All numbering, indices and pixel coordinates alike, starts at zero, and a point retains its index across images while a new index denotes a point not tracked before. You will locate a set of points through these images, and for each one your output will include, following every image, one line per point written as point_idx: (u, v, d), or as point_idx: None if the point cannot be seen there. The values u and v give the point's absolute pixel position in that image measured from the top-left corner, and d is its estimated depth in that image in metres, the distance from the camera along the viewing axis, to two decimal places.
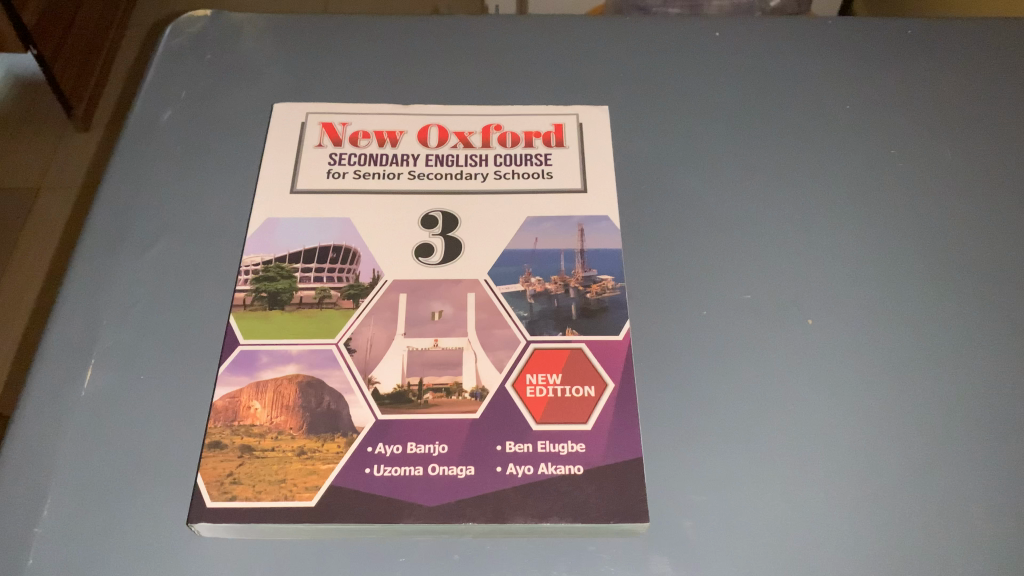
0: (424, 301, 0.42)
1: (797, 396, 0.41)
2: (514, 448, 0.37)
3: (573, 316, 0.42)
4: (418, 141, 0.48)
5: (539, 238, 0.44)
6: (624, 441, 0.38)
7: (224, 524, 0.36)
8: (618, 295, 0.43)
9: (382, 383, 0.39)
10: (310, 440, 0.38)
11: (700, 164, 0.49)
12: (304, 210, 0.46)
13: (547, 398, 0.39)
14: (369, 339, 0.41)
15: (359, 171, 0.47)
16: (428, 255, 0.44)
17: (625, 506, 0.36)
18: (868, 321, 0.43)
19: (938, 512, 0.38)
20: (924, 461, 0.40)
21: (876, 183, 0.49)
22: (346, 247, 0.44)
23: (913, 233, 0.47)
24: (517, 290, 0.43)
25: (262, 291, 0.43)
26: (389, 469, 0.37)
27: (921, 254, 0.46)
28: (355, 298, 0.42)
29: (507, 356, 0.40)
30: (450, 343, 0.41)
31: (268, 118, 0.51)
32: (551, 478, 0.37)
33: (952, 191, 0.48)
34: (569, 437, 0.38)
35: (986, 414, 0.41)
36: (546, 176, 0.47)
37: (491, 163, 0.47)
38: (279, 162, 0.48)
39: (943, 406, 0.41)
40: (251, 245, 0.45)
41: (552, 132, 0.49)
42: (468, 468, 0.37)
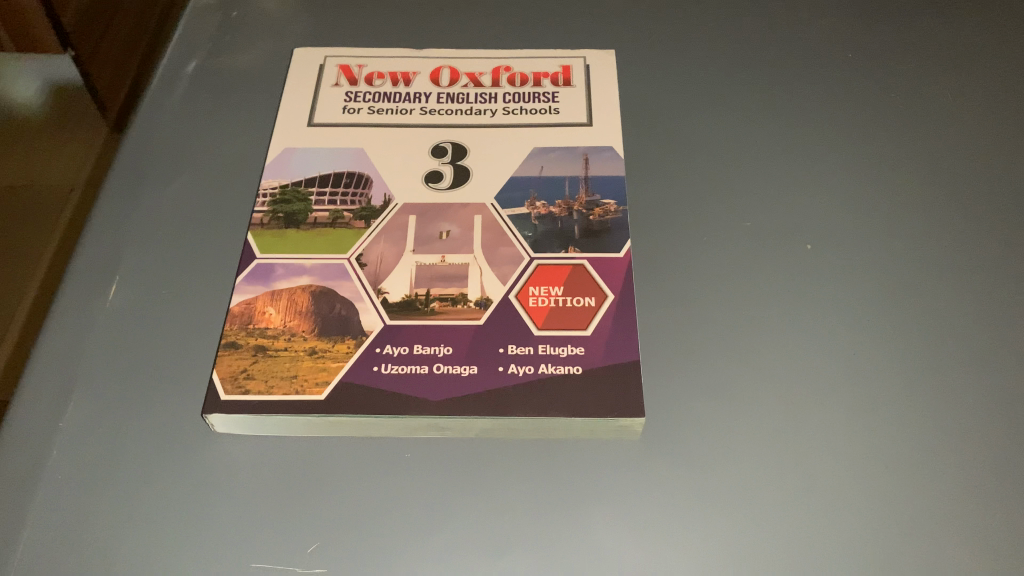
0: (434, 222, 0.44)
1: (796, 315, 0.42)
2: (516, 350, 0.39)
3: (576, 237, 0.43)
4: (429, 80, 0.50)
5: (544, 166, 0.46)
6: (622, 346, 0.39)
7: (237, 415, 0.38)
8: (621, 217, 0.44)
9: (390, 293, 0.41)
10: (321, 342, 0.40)
11: (704, 105, 0.50)
12: (319, 141, 0.48)
13: (549, 307, 0.40)
14: (379, 255, 0.42)
15: (373, 107, 0.49)
16: (437, 182, 0.46)
17: (623, 402, 0.37)
18: (867, 245, 0.44)
19: (939, 421, 0.38)
20: (924, 372, 0.40)
21: (882, 118, 0.49)
22: (359, 174, 0.46)
23: (917, 164, 0.47)
24: (522, 213, 0.44)
25: (279, 212, 0.45)
26: (397, 368, 0.38)
27: (926, 184, 0.46)
28: (367, 219, 0.44)
29: (512, 271, 0.42)
30: (457, 259, 0.42)
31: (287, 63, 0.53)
32: (551, 377, 0.38)
33: (957, 125, 0.49)
34: (568, 341, 0.39)
35: (988, 330, 0.41)
36: (553, 111, 0.48)
37: (500, 100, 0.49)
38: (295, 99, 0.50)
39: (944, 324, 0.41)
40: (269, 171, 0.47)
41: (560, 73, 0.50)
42: (471, 367, 0.38)
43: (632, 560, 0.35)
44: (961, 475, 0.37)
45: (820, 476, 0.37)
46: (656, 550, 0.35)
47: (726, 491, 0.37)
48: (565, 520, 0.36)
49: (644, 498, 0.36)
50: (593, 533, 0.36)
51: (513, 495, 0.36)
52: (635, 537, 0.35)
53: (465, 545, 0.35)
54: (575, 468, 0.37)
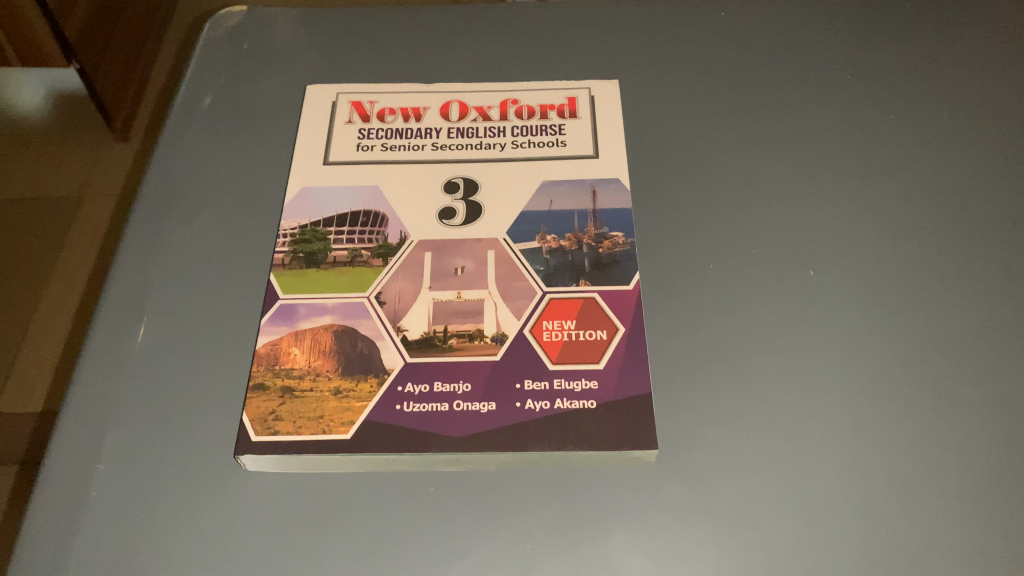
0: (448, 258, 0.45)
1: (804, 340, 0.43)
2: (532, 385, 0.40)
3: (586, 270, 0.44)
4: (439, 115, 0.52)
5: (553, 200, 0.47)
6: (635, 379, 0.40)
7: (269, 455, 0.40)
8: (629, 249, 0.45)
9: (410, 330, 0.43)
10: (345, 381, 0.41)
11: (708, 134, 0.51)
12: (336, 179, 0.49)
13: (563, 341, 0.42)
14: (397, 292, 0.44)
15: (386, 143, 0.51)
16: (450, 218, 0.47)
17: (635, 435, 0.39)
18: (870, 270, 0.45)
19: (944, 442, 0.40)
20: (929, 394, 0.41)
21: (881, 142, 0.50)
22: (375, 211, 0.47)
23: (917, 186, 0.48)
24: (534, 247, 0.46)
25: (299, 252, 0.46)
26: (418, 405, 0.40)
27: (926, 206, 0.48)
28: (384, 257, 0.46)
29: (525, 305, 0.43)
30: (472, 295, 0.44)
31: (299, 97, 0.55)
32: (567, 412, 0.40)
33: (953, 147, 0.50)
34: (583, 375, 0.41)
35: (988, 351, 0.42)
36: (561, 144, 0.50)
37: (509, 134, 0.51)
38: (311, 137, 0.52)
39: (944, 347, 0.43)
40: (288, 212, 0.48)
41: (566, 104, 0.52)
42: (490, 403, 0.40)
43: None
44: (964, 496, 0.38)
45: (830, 499, 0.38)
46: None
47: (737, 518, 0.38)
48: (583, 548, 0.37)
49: (659, 525, 0.38)
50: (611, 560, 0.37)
51: (533, 524, 0.38)
52: (651, 563, 0.37)
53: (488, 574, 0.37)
54: (592, 496, 0.39)
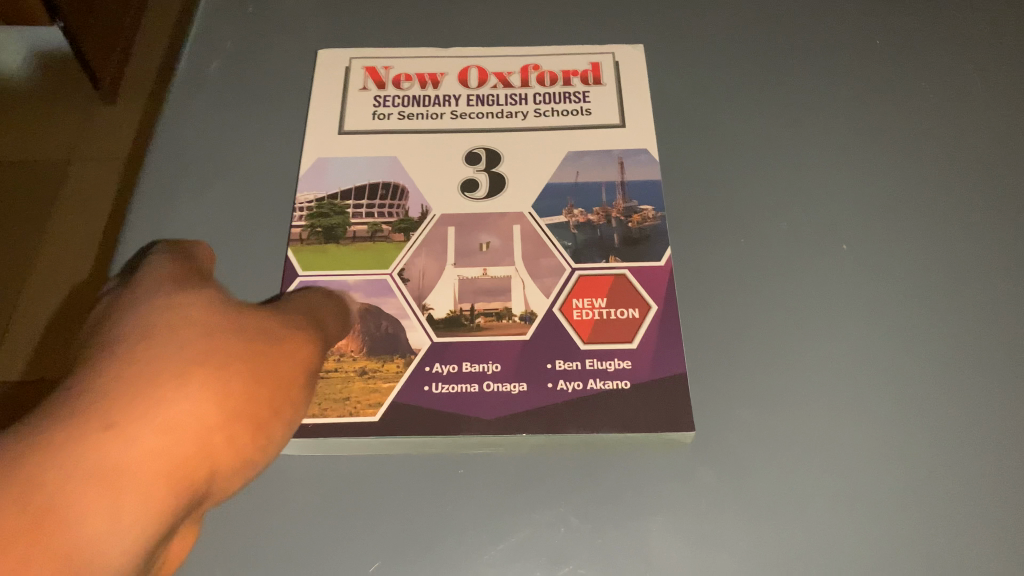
0: (472, 233, 0.44)
1: (838, 319, 0.42)
2: (564, 365, 0.39)
3: (616, 246, 0.43)
4: (458, 82, 0.50)
5: (580, 172, 0.46)
6: (669, 358, 0.39)
7: (296, 440, 0.38)
8: (660, 224, 0.44)
9: (435, 309, 0.41)
10: (370, 361, 0.40)
11: (737, 104, 0.49)
12: (352, 150, 0.47)
13: (594, 320, 0.41)
14: (421, 269, 0.43)
15: (404, 111, 0.49)
16: (473, 190, 0.46)
17: (671, 417, 0.38)
18: (906, 245, 0.44)
19: (983, 425, 0.39)
20: (966, 374, 0.40)
21: (915, 111, 0.49)
22: (395, 184, 0.46)
23: (951, 158, 0.47)
24: (561, 221, 0.44)
25: (317, 226, 0.45)
26: (448, 386, 0.39)
27: (962, 180, 0.46)
28: (406, 232, 0.44)
29: (554, 283, 0.42)
30: (499, 272, 0.43)
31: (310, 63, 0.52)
32: (600, 393, 0.38)
33: (988, 116, 0.49)
34: (615, 355, 0.39)
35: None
36: (585, 112, 0.48)
37: (531, 101, 0.49)
38: (324, 105, 0.49)
39: (981, 324, 0.42)
40: (304, 184, 0.46)
41: (590, 70, 0.50)
42: (521, 384, 0.39)
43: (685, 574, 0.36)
44: (1004, 477, 0.38)
45: (868, 482, 0.38)
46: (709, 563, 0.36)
47: (776, 500, 0.37)
48: (618, 533, 0.36)
49: (696, 509, 0.37)
50: (645, 546, 0.36)
51: (566, 508, 0.37)
52: (688, 546, 0.36)
53: (519, 564, 0.36)
54: (624, 481, 0.38)
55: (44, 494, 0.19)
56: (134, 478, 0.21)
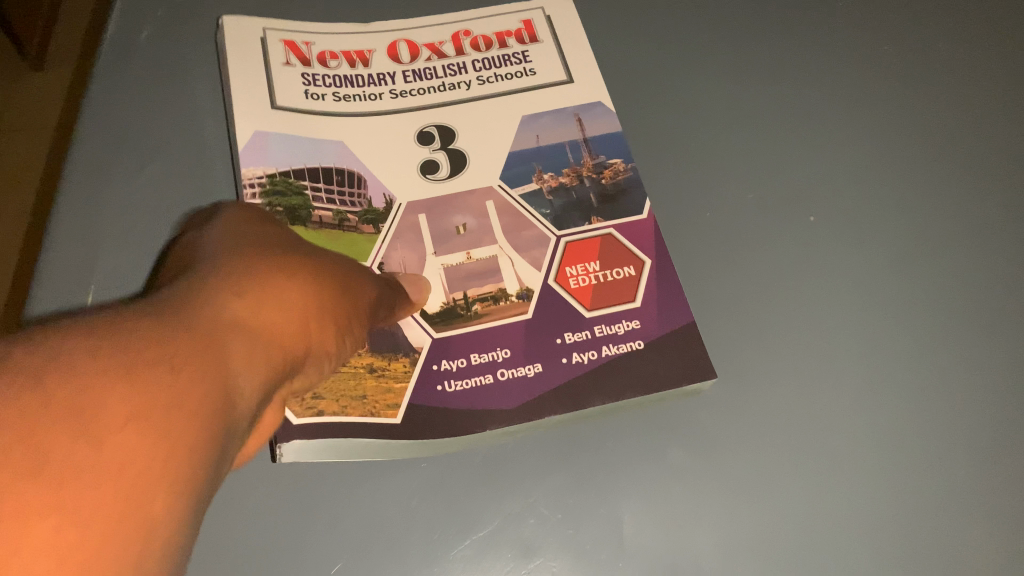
0: (446, 215, 0.41)
1: (817, 237, 0.42)
2: (574, 337, 0.38)
3: (594, 205, 0.42)
4: (389, 58, 0.47)
5: (539, 134, 0.44)
6: (674, 310, 0.39)
7: (318, 442, 0.35)
8: (632, 176, 0.43)
9: (428, 303, 0.39)
10: (377, 357, 0.37)
11: (687, 46, 0.49)
12: (292, 128, 0.43)
13: (592, 285, 0.40)
14: (401, 261, 0.40)
15: (338, 92, 0.45)
16: (434, 170, 0.43)
17: (690, 367, 0.37)
18: (872, 166, 0.45)
19: (977, 330, 0.40)
20: (951, 282, 0.41)
21: (857, 35, 0.50)
22: (349, 169, 0.42)
23: (898, 78, 0.48)
24: (533, 189, 0.43)
25: (277, 207, 0.41)
26: (461, 383, 0.37)
27: (910, 96, 0.47)
28: (374, 223, 0.41)
29: (543, 253, 0.40)
30: (483, 253, 0.41)
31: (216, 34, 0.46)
32: (617, 357, 0.38)
33: (926, 35, 0.50)
34: (623, 317, 0.39)
35: (993, 234, 0.43)
36: (529, 72, 0.47)
37: (471, 69, 0.47)
38: (245, 85, 0.44)
39: (954, 234, 0.43)
40: (245, 161, 0.42)
41: (523, 28, 0.48)
42: (536, 365, 0.37)
43: (661, 551, 0.34)
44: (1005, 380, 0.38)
45: (879, 400, 0.38)
46: (688, 532, 0.34)
47: (789, 432, 0.37)
48: (592, 517, 0.34)
49: (676, 476, 0.35)
50: (616, 528, 0.34)
51: (536, 497, 0.35)
52: (660, 521, 0.34)
53: (491, 557, 0.33)
54: (599, 458, 0.36)
55: (202, 332, 0.23)
56: (261, 346, 0.26)
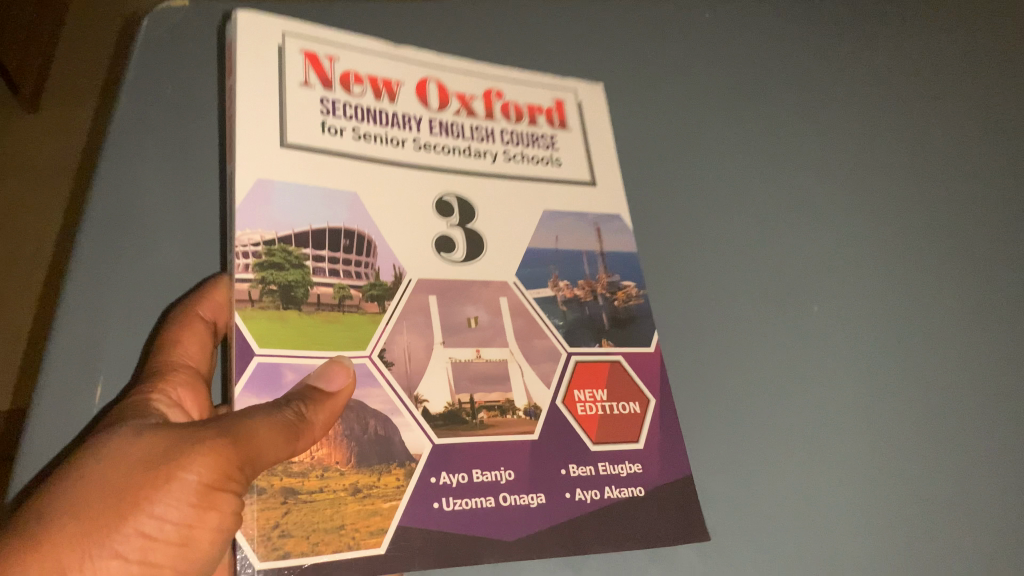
0: (458, 305, 0.38)
1: (816, 389, 0.42)
2: (578, 471, 0.36)
3: (605, 327, 0.41)
4: (417, 98, 0.43)
5: (558, 237, 0.43)
6: (675, 458, 0.38)
7: None
8: (643, 303, 0.42)
9: (430, 402, 0.35)
10: (363, 476, 0.33)
11: (704, 163, 0.49)
12: (300, 175, 0.37)
13: (598, 416, 0.38)
14: (406, 350, 0.36)
15: (359, 128, 0.40)
16: (449, 251, 0.39)
17: (687, 524, 0.37)
18: (866, 325, 0.45)
19: (942, 516, 0.41)
20: (927, 462, 0.42)
21: (863, 183, 0.51)
22: (359, 234, 0.38)
23: (897, 236, 0.49)
24: (548, 296, 0.40)
25: (271, 282, 0.35)
26: (460, 502, 0.33)
27: (906, 257, 0.48)
28: (379, 302, 0.36)
29: (551, 370, 0.38)
30: (493, 355, 0.37)
31: (226, 25, 0.40)
32: (617, 502, 0.36)
33: (927, 195, 0.51)
34: (626, 458, 0.38)
35: (969, 418, 0.44)
36: (555, 163, 0.45)
37: (499, 140, 0.44)
38: (256, 93, 0.38)
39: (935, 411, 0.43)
40: (242, 212, 0.35)
41: (554, 109, 0.47)
42: (539, 496, 0.35)
43: None
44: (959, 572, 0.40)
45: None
46: None
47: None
48: None
49: None
50: None
51: None
52: None
53: None
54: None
55: None
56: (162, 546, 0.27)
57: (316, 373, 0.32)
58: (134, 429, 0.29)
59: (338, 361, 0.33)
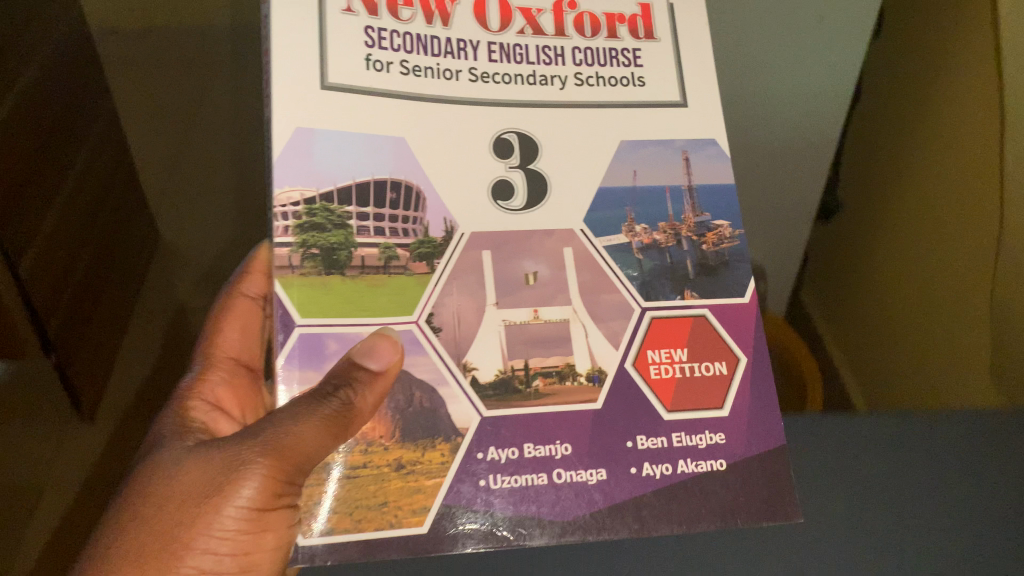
0: (516, 260, 0.34)
1: None
2: (648, 443, 0.33)
3: (690, 275, 0.36)
4: (476, 20, 0.36)
5: (638, 170, 0.37)
6: (764, 427, 0.34)
7: (330, 559, 0.30)
8: (738, 244, 0.37)
9: (480, 370, 0.33)
10: (407, 451, 0.31)
11: None
12: (343, 124, 0.33)
13: (675, 379, 0.34)
14: (455, 313, 0.33)
15: (407, 62, 0.35)
16: (508, 199, 0.35)
17: (772, 503, 0.33)
18: None
19: None
20: None
21: None
22: (407, 185, 0.34)
23: None
24: (621, 243, 0.36)
25: (312, 246, 0.32)
26: (509, 479, 0.31)
27: None
28: (428, 260, 0.34)
29: (622, 328, 0.34)
30: (554, 314, 0.34)
31: None
32: (693, 477, 0.33)
33: None
34: (706, 427, 0.34)
35: None
36: (638, 83, 0.38)
37: (570, 61, 0.38)
38: (291, 30, 0.33)
39: None
40: (279, 171, 0.32)
41: (639, 15, 0.39)
42: (599, 471, 0.32)
43: None
44: None
45: None
46: None
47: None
48: None
49: None
50: None
51: None
52: None
53: None
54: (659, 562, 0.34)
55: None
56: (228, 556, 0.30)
57: (363, 347, 0.31)
58: (185, 453, 0.30)
59: (385, 334, 0.32)
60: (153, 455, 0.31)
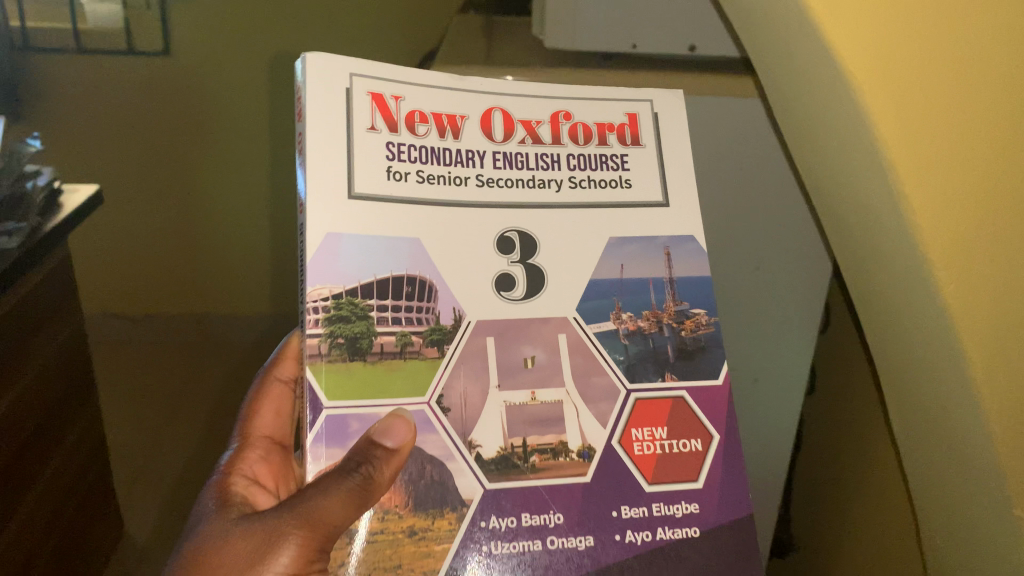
0: (516, 346, 0.39)
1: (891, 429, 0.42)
2: (631, 513, 0.37)
3: (670, 359, 0.41)
4: (482, 131, 0.42)
5: (624, 264, 0.42)
6: (733, 498, 0.38)
7: None
8: (712, 331, 0.42)
9: (484, 446, 0.37)
10: (419, 519, 0.35)
11: None
12: (367, 227, 0.38)
13: (656, 455, 0.38)
14: (462, 395, 0.38)
15: (423, 171, 0.40)
16: (509, 290, 0.40)
17: (739, 566, 0.37)
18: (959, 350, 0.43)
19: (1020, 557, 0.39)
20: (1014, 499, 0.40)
21: None
22: (421, 279, 0.39)
23: None
24: (610, 329, 0.41)
25: (338, 336, 0.37)
26: (508, 545, 0.36)
27: None
28: (439, 346, 0.38)
29: (609, 408, 0.39)
30: (549, 396, 0.39)
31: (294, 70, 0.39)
32: (670, 543, 0.37)
33: None
34: (682, 498, 0.38)
35: None
36: (625, 184, 0.43)
37: (565, 166, 0.43)
38: (324, 146, 0.38)
39: None
40: (310, 270, 0.37)
41: (627, 124, 0.44)
42: (587, 538, 0.36)
43: None
44: None
45: None
46: None
47: None
48: None
49: None
50: None
51: None
52: None
53: None
54: None
55: None
56: None
57: (379, 427, 0.34)
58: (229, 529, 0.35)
59: (399, 414, 0.35)
60: (202, 529, 0.36)
